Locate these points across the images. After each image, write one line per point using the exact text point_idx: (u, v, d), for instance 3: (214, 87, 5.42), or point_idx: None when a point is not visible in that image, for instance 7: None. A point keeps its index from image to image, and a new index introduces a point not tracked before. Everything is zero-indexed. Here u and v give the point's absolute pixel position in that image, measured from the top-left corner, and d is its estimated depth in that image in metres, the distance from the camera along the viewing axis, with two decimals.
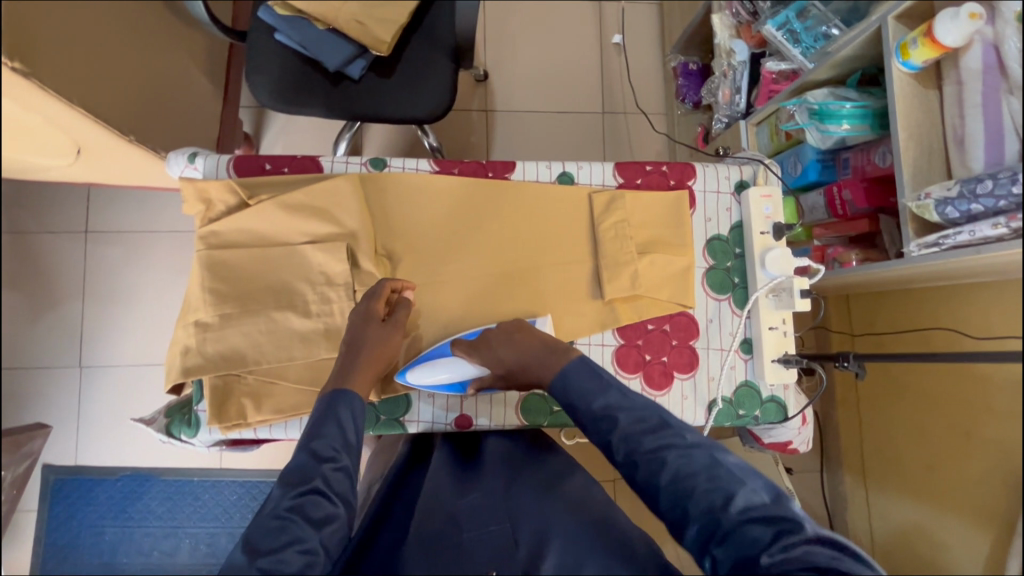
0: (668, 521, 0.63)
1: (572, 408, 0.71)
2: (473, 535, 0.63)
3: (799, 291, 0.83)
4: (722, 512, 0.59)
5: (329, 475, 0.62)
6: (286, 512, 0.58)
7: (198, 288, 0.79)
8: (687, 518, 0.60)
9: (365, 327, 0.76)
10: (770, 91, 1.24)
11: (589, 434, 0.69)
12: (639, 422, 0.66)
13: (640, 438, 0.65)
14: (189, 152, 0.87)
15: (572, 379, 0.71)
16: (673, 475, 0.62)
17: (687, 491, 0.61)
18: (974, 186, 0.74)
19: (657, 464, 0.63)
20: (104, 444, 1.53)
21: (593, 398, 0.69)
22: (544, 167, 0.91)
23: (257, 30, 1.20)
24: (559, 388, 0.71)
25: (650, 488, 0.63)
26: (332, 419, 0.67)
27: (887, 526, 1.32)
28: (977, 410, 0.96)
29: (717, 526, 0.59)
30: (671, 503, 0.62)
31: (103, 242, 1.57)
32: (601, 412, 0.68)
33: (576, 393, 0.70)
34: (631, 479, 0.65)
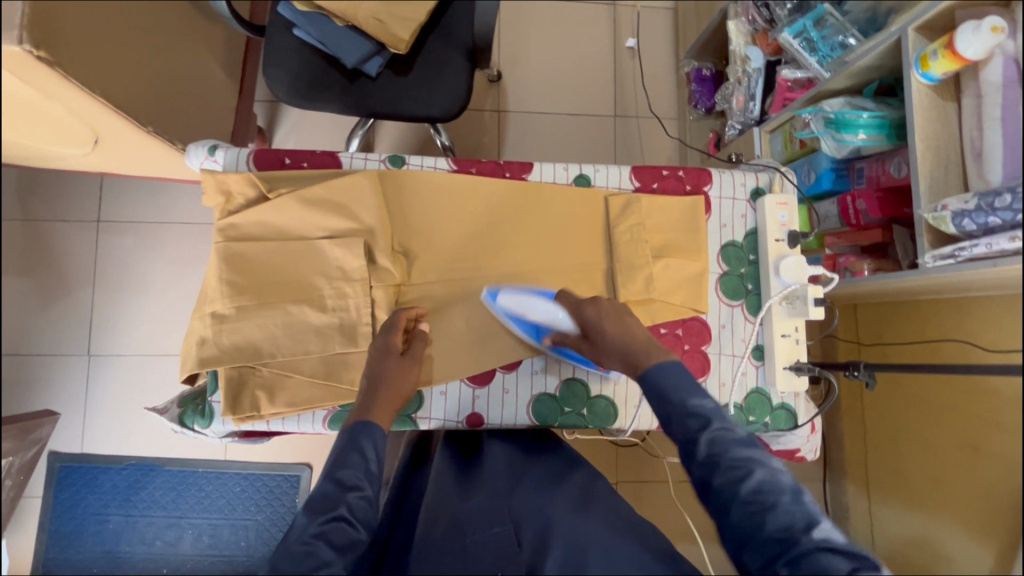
0: (731, 534, 0.60)
1: (664, 401, 0.68)
2: (477, 538, 0.63)
3: (814, 299, 0.83)
4: (802, 535, 0.57)
5: (354, 504, 0.62)
6: (311, 538, 0.58)
7: (215, 279, 0.79)
8: (764, 535, 0.58)
9: (385, 360, 0.77)
10: (783, 98, 1.25)
11: (672, 427, 0.66)
12: (729, 429, 0.64)
13: (732, 445, 0.62)
14: (210, 144, 0.88)
15: (667, 375, 0.70)
16: (757, 490, 0.60)
17: (769, 508, 0.58)
18: (992, 199, 0.75)
19: (742, 474, 0.60)
20: (110, 432, 1.53)
21: (689, 396, 0.67)
22: (561, 168, 0.92)
23: (275, 25, 1.21)
24: (655, 375, 0.70)
25: (727, 497, 0.60)
26: (356, 448, 0.67)
27: (890, 537, 1.33)
28: (984, 423, 0.96)
29: (795, 548, 0.57)
30: (745, 519, 0.59)
31: (115, 231, 1.58)
32: (693, 411, 0.66)
33: (671, 386, 0.69)
34: (707, 479, 0.62)
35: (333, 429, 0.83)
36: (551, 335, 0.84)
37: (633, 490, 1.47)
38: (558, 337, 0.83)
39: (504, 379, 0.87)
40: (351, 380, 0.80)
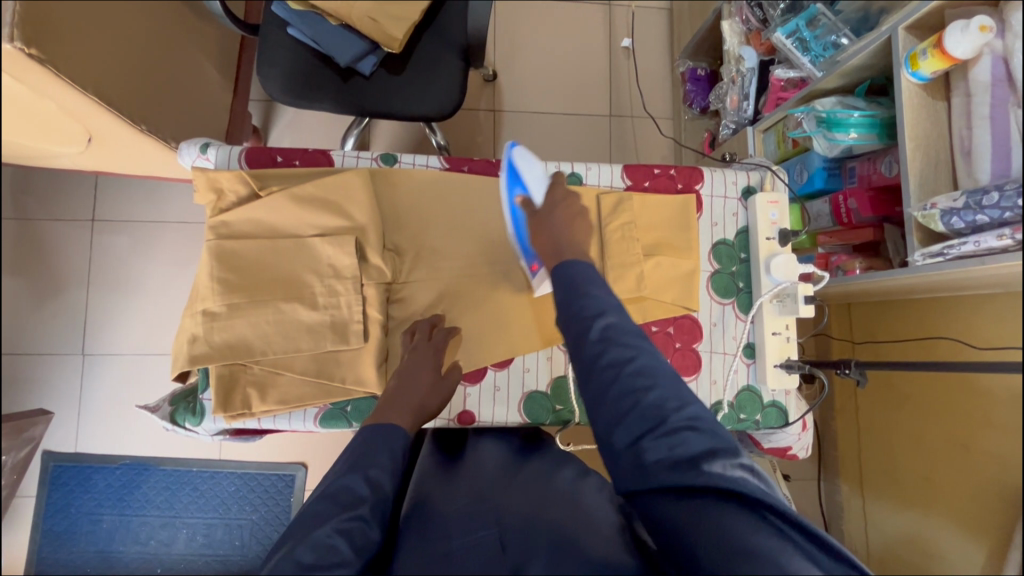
0: (605, 411, 0.59)
1: (569, 288, 0.68)
2: (462, 542, 0.62)
3: (804, 298, 0.83)
4: (673, 413, 0.57)
5: (377, 506, 0.61)
6: (334, 532, 0.56)
7: (206, 277, 0.79)
8: (636, 410, 0.57)
9: (425, 375, 0.77)
10: (777, 98, 1.25)
11: (570, 308, 0.66)
12: (622, 319, 0.64)
13: (621, 330, 0.63)
14: (202, 142, 0.88)
15: (581, 268, 0.69)
16: (638, 370, 0.59)
17: (646, 388, 0.58)
18: (980, 197, 0.75)
19: (628, 356, 0.61)
20: (104, 431, 1.53)
21: (592, 284, 0.67)
22: (552, 166, 0.92)
23: (269, 24, 1.21)
24: (565, 265, 0.70)
25: (608, 376, 0.60)
26: (387, 450, 0.67)
27: (885, 535, 1.33)
28: (978, 424, 0.95)
29: (665, 425, 0.56)
30: (620, 396, 0.59)
31: (110, 230, 1.58)
32: (592, 297, 0.66)
33: (578, 275, 0.68)
34: (592, 359, 0.61)
35: (325, 427, 0.84)
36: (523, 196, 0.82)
37: None
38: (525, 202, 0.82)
39: (496, 377, 0.87)
40: (343, 378, 0.80)
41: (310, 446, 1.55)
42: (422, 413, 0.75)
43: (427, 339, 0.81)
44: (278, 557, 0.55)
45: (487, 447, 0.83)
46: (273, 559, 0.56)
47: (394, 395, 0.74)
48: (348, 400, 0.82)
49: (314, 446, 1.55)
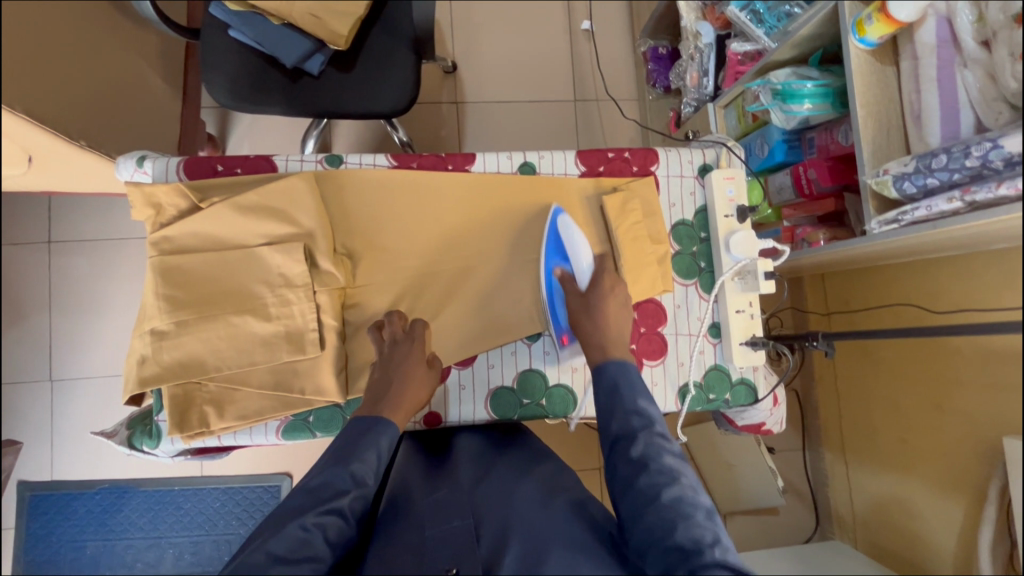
0: (640, 534, 0.59)
1: (613, 395, 0.69)
2: (435, 531, 0.63)
3: (764, 273, 0.83)
4: (708, 549, 0.56)
5: (355, 501, 0.61)
6: (310, 525, 0.56)
7: (152, 295, 0.77)
8: (669, 541, 0.57)
9: (413, 368, 0.75)
10: (736, 72, 1.23)
11: (613, 421, 0.67)
12: (666, 439, 0.66)
13: (664, 451, 0.64)
14: (138, 155, 0.85)
15: (625, 373, 0.71)
16: (676, 497, 0.60)
17: (683, 517, 0.58)
18: (929, 160, 0.75)
19: (669, 480, 0.61)
20: (79, 457, 1.50)
21: (639, 395, 0.69)
22: (504, 157, 0.90)
23: (210, 27, 1.17)
24: (615, 369, 0.72)
25: (647, 496, 0.61)
26: (373, 444, 0.66)
27: (867, 499, 1.35)
28: (951, 384, 0.96)
29: (697, 561, 0.56)
30: (657, 522, 0.59)
31: (68, 251, 1.53)
32: (638, 411, 0.68)
33: (625, 383, 0.70)
34: (631, 477, 0.63)
35: (288, 439, 0.82)
36: (563, 270, 0.82)
37: None
38: (566, 277, 0.82)
39: (460, 376, 0.85)
40: (301, 389, 0.78)
41: (293, 455, 1.53)
42: (411, 408, 0.73)
43: (402, 332, 0.79)
44: (251, 545, 0.56)
45: (460, 445, 0.82)
46: (247, 544, 0.57)
47: (381, 389, 0.73)
48: (309, 411, 0.81)
49: (296, 455, 1.52)
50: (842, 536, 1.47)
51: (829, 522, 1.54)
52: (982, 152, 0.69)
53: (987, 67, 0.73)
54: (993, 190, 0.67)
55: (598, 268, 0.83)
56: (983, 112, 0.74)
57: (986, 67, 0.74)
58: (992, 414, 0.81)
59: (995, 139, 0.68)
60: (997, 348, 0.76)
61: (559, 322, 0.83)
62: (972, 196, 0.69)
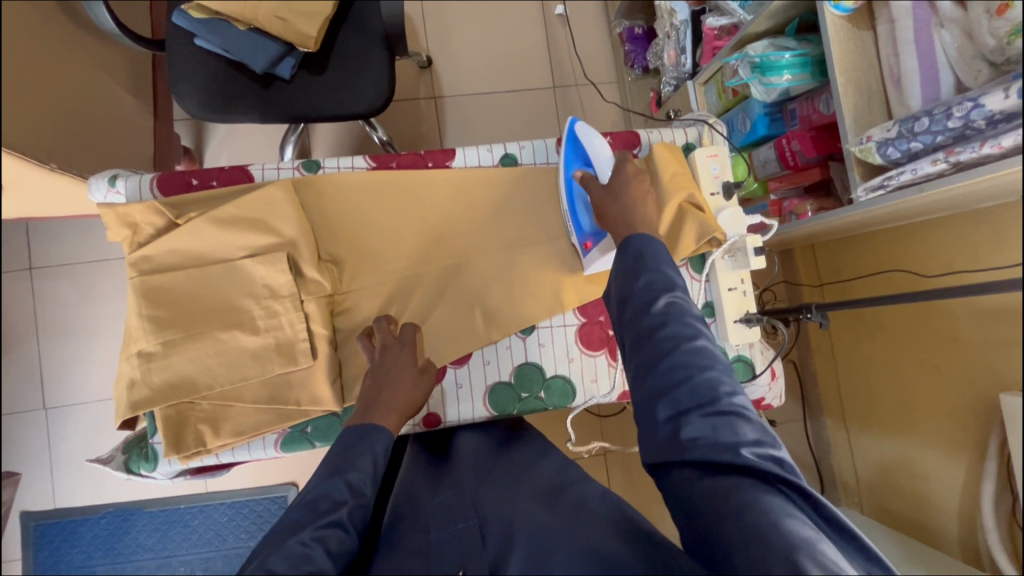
0: (655, 380, 0.58)
1: (637, 262, 0.65)
2: (441, 534, 0.62)
3: (753, 250, 0.82)
4: (725, 397, 0.55)
5: (354, 512, 0.60)
6: (309, 540, 0.54)
7: (135, 317, 0.75)
8: (687, 388, 0.56)
9: (404, 373, 0.75)
10: (713, 47, 1.22)
11: (636, 282, 0.63)
12: (688, 299, 0.62)
13: (687, 312, 0.60)
14: (110, 175, 0.83)
15: (651, 245, 0.66)
16: (695, 351, 0.58)
17: (700, 369, 0.57)
18: (912, 124, 0.74)
19: (689, 335, 0.59)
20: (80, 483, 1.48)
21: (665, 263, 0.64)
22: (485, 150, 0.89)
23: (175, 37, 1.14)
24: (639, 241, 0.66)
25: (665, 348, 0.58)
26: (366, 452, 0.65)
27: (872, 464, 1.36)
28: (946, 346, 0.97)
29: (713, 405, 0.55)
30: (674, 369, 0.57)
31: (51, 276, 1.50)
32: (663, 275, 0.63)
33: (651, 251, 0.65)
34: (649, 332, 0.60)
35: (287, 451, 0.81)
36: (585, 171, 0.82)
37: (622, 458, 1.47)
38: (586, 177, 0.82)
39: (456, 375, 0.85)
40: (297, 400, 0.77)
41: (296, 463, 1.51)
42: (405, 409, 0.73)
43: (392, 338, 0.78)
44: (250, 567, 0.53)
45: (462, 444, 0.82)
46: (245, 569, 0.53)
47: (374, 395, 0.72)
48: (306, 421, 0.80)
49: (299, 463, 1.51)
50: (848, 501, 1.49)
51: (835, 488, 1.55)
52: (964, 112, 0.68)
53: (964, 26, 0.73)
54: (975, 150, 0.66)
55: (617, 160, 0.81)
56: (964, 72, 0.74)
57: (963, 27, 0.73)
58: (989, 372, 0.82)
59: (976, 98, 0.67)
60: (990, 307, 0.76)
61: (582, 227, 0.83)
62: (956, 156, 0.69)
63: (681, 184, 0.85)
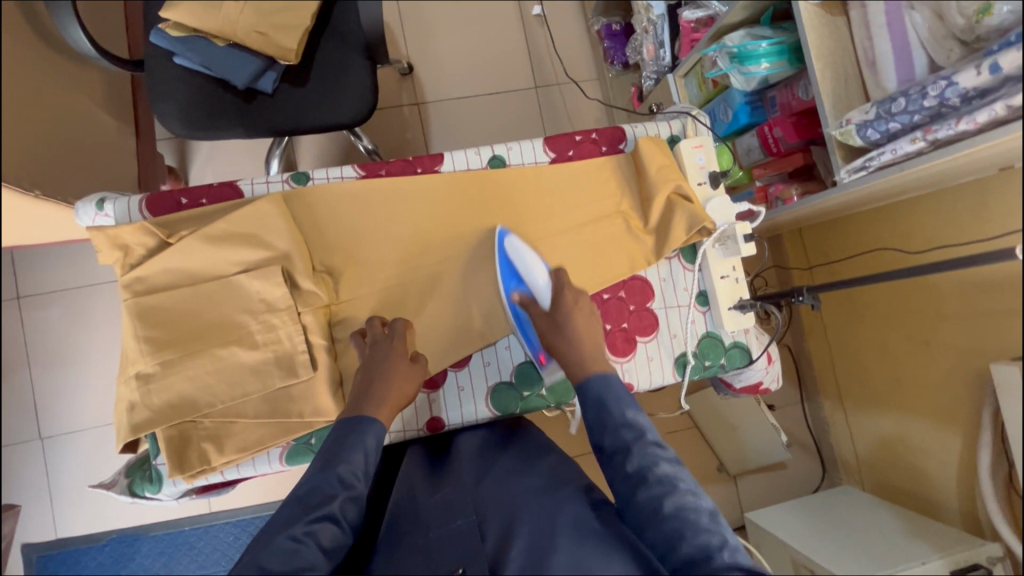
0: (649, 545, 0.58)
1: (600, 409, 0.67)
2: (439, 532, 0.63)
3: (744, 237, 0.84)
4: (715, 554, 0.55)
5: (347, 505, 0.60)
6: (300, 536, 0.56)
7: (132, 339, 0.75)
8: (677, 554, 0.56)
9: (394, 364, 0.74)
10: (690, 40, 1.24)
11: (605, 436, 0.65)
12: (660, 446, 0.64)
13: (660, 459, 0.62)
14: (97, 198, 0.82)
15: (611, 386, 0.69)
16: (676, 506, 0.58)
17: (686, 525, 0.57)
18: (889, 105, 0.75)
19: (667, 491, 0.60)
20: (81, 511, 1.47)
21: (627, 406, 0.67)
22: (472, 153, 0.89)
23: (154, 57, 1.13)
24: (599, 383, 0.69)
25: (648, 510, 0.59)
26: (358, 444, 0.65)
27: (870, 441, 1.38)
28: (936, 318, 1.01)
29: (707, 568, 0.54)
30: (664, 533, 0.57)
31: (40, 304, 1.49)
32: (627, 422, 0.65)
33: (611, 394, 0.68)
34: (628, 495, 0.62)
35: (293, 464, 0.80)
36: (522, 294, 0.82)
37: None
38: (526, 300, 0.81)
39: (457, 377, 0.85)
40: (299, 412, 0.77)
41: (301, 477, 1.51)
42: (398, 401, 0.72)
43: (383, 333, 0.78)
44: (245, 557, 0.55)
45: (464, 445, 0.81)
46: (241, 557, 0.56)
47: (366, 386, 0.71)
48: (310, 433, 0.79)
49: None
50: (849, 479, 1.51)
51: (836, 468, 1.57)
52: (939, 91, 0.70)
53: (935, 7, 0.74)
54: (951, 128, 0.68)
55: (555, 282, 0.81)
56: (935, 51, 0.75)
57: (933, 7, 0.74)
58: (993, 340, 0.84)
59: (950, 77, 0.69)
60: (1004, 271, 0.76)
61: (532, 343, 0.83)
62: (934, 135, 0.70)
63: (667, 176, 0.87)
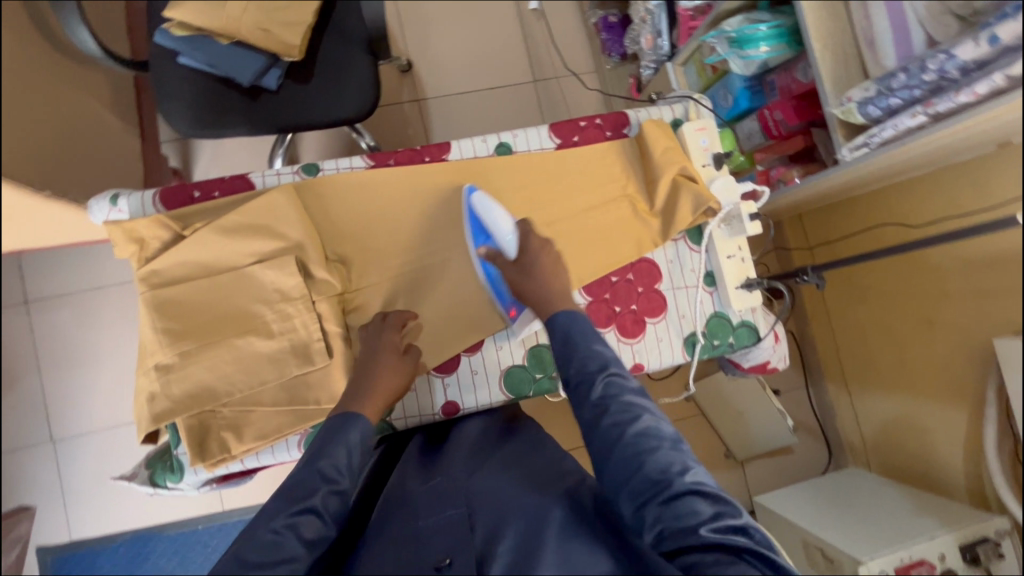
0: (611, 470, 0.59)
1: (568, 344, 0.68)
2: (428, 521, 0.63)
3: (748, 216, 0.86)
4: (675, 476, 0.56)
5: (330, 498, 0.60)
6: (281, 528, 0.56)
7: (149, 331, 0.76)
8: (639, 476, 0.56)
9: (382, 358, 0.75)
10: (688, 28, 1.25)
11: (571, 368, 0.66)
12: (624, 376, 0.64)
13: (625, 389, 0.63)
14: (110, 195, 0.83)
15: (578, 323, 0.69)
16: (640, 432, 0.59)
17: (650, 450, 0.57)
18: (889, 81, 0.77)
19: (630, 418, 0.60)
20: (95, 512, 1.47)
21: (593, 341, 0.67)
22: (479, 141, 0.91)
23: (158, 58, 1.14)
24: (565, 320, 0.70)
25: (612, 436, 0.59)
26: (343, 439, 0.65)
27: (874, 422, 1.40)
28: (937, 298, 1.03)
29: (668, 489, 0.55)
30: (625, 458, 0.58)
31: (49, 308, 1.50)
32: (594, 355, 0.66)
33: (577, 331, 0.68)
34: (593, 421, 0.62)
35: None
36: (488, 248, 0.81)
37: None
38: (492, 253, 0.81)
39: (470, 362, 0.86)
40: (316, 399, 0.78)
41: None
42: (386, 395, 0.73)
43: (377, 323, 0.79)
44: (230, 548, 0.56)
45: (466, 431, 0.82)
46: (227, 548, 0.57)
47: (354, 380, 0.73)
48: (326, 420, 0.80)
49: None
50: (856, 462, 1.52)
51: (843, 451, 1.58)
52: (938, 65, 0.70)
53: None
54: (951, 100, 0.70)
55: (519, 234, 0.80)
56: (932, 27, 0.76)
57: None
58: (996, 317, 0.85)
59: (949, 50, 0.70)
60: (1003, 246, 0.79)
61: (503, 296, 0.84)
62: (934, 108, 0.72)
63: (672, 158, 0.88)
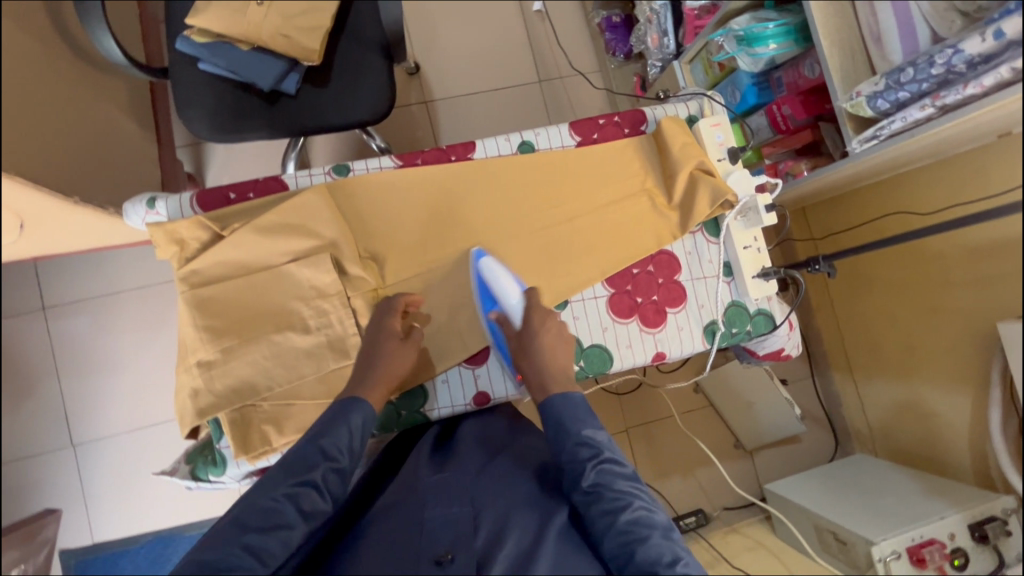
0: (606, 554, 0.62)
1: (559, 430, 0.70)
2: (436, 513, 0.66)
3: (765, 208, 0.89)
4: (665, 569, 0.59)
5: (328, 474, 0.65)
6: (281, 496, 0.62)
7: (191, 329, 0.78)
8: (631, 564, 0.60)
9: (385, 345, 0.78)
10: (694, 27, 1.29)
11: (563, 451, 0.68)
12: (614, 462, 0.67)
13: (616, 477, 0.66)
14: (146, 198, 0.86)
15: (568, 405, 0.72)
16: (631, 520, 0.62)
17: (640, 540, 0.61)
18: (898, 75, 0.80)
19: (621, 506, 0.63)
20: (116, 515, 1.49)
21: (584, 425, 0.70)
22: (503, 139, 0.93)
23: (179, 64, 1.17)
24: (557, 402, 0.72)
25: (603, 525, 0.63)
26: (344, 421, 0.69)
27: (880, 408, 1.44)
28: (938, 286, 1.07)
29: None
30: (617, 545, 0.61)
31: (66, 314, 1.51)
32: (585, 441, 0.68)
33: (567, 416, 0.71)
34: (585, 507, 0.65)
35: None
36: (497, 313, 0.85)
37: None
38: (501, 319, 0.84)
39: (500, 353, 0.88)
40: None
41: None
42: (388, 382, 0.76)
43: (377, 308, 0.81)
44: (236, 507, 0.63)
45: (486, 426, 0.84)
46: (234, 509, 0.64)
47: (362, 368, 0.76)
48: None
49: None
50: (863, 449, 1.56)
51: (849, 439, 1.62)
52: (946, 59, 0.74)
53: None
54: (959, 92, 0.73)
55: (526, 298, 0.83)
56: (937, 23, 0.80)
57: None
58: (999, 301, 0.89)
59: (955, 45, 0.74)
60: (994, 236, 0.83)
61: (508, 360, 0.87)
62: (942, 100, 0.75)
63: (690, 153, 0.91)
